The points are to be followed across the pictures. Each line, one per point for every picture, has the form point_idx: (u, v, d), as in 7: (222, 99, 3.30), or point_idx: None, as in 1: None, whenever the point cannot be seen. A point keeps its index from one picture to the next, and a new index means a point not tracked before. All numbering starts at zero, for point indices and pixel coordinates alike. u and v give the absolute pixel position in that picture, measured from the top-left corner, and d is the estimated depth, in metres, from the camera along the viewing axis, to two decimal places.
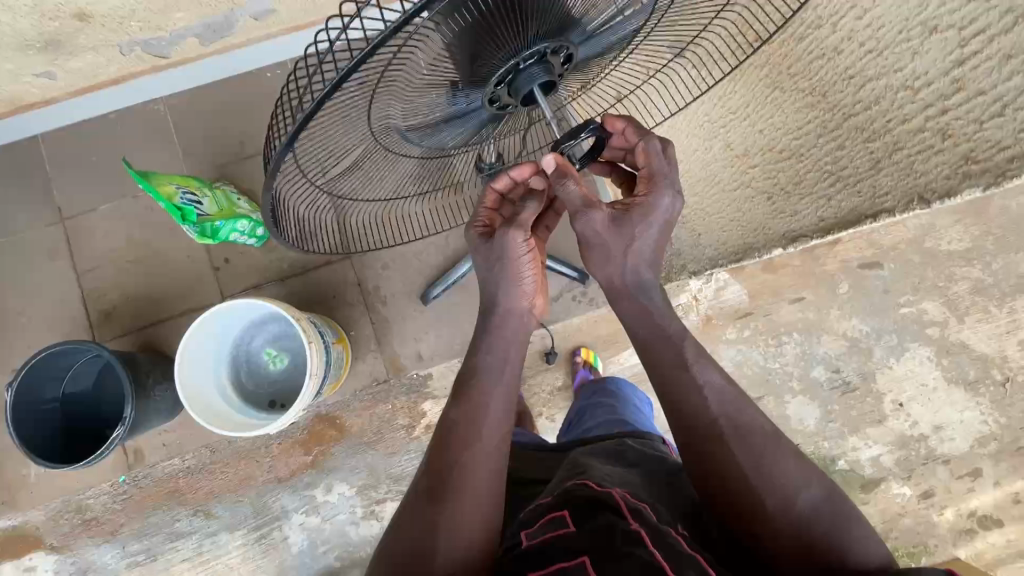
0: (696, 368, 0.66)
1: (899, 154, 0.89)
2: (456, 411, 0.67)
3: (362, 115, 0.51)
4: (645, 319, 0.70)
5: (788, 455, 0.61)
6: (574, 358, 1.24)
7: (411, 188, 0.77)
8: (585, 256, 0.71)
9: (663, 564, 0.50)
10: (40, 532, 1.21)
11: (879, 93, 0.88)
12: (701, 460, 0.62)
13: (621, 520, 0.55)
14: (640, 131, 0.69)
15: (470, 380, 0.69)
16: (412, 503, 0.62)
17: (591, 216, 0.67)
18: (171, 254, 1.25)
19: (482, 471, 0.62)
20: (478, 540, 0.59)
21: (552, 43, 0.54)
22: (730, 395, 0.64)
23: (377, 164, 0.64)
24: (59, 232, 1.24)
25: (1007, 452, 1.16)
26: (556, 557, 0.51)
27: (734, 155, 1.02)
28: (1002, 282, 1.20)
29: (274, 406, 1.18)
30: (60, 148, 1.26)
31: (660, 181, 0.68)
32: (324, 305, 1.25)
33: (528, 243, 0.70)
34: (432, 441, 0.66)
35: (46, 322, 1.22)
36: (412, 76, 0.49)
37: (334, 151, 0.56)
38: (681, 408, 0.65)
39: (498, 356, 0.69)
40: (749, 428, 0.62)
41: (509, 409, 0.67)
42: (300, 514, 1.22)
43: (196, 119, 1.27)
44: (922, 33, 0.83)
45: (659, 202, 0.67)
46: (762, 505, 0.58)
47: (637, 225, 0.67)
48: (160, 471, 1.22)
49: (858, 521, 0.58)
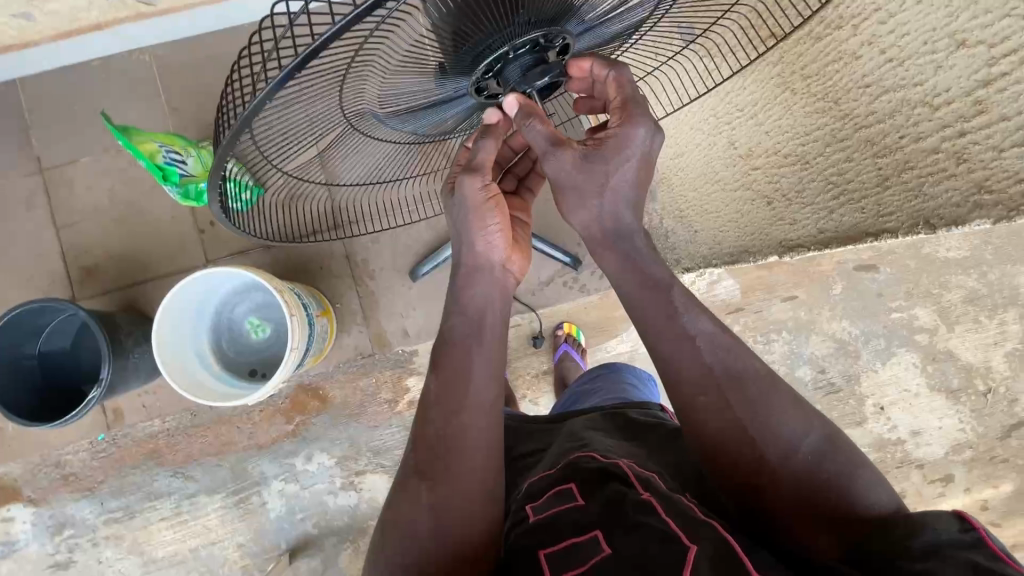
0: (684, 317, 0.60)
1: (909, 174, 0.75)
2: (438, 379, 0.61)
3: (331, 97, 0.48)
4: (627, 267, 0.64)
5: (784, 402, 0.55)
6: (557, 333, 1.22)
7: (392, 168, 0.75)
8: (558, 200, 0.66)
9: (680, 533, 0.47)
10: (18, 484, 1.20)
11: (895, 105, 0.75)
12: (690, 412, 0.58)
13: (630, 491, 0.53)
14: (609, 61, 0.60)
15: (451, 344, 0.63)
16: (403, 483, 0.58)
17: (558, 156, 0.61)
18: (155, 213, 1.21)
19: (471, 441, 0.58)
20: (477, 514, 0.56)
21: (547, 31, 0.52)
22: (721, 344, 0.59)
23: (352, 145, 0.62)
24: (37, 183, 1.20)
25: (981, 460, 1.17)
26: (567, 532, 0.50)
27: (739, 154, 0.98)
28: (995, 293, 1.18)
29: (254, 375, 1.16)
30: (39, 94, 1.19)
31: (633, 112, 0.60)
32: (311, 275, 1.22)
33: (486, 189, 0.65)
34: (416, 415, 0.61)
35: (24, 275, 1.19)
36: (384, 58, 0.46)
37: (300, 135, 0.53)
38: (667, 361, 0.60)
39: (466, 320, 0.64)
40: (744, 377, 0.57)
41: (495, 373, 0.62)
42: (279, 481, 1.22)
43: (184, 72, 1.20)
44: (949, 47, 0.69)
45: (633, 136, 0.60)
46: (759, 457, 0.54)
47: (612, 161, 0.61)
48: (140, 432, 1.21)
49: (865, 465, 0.53)
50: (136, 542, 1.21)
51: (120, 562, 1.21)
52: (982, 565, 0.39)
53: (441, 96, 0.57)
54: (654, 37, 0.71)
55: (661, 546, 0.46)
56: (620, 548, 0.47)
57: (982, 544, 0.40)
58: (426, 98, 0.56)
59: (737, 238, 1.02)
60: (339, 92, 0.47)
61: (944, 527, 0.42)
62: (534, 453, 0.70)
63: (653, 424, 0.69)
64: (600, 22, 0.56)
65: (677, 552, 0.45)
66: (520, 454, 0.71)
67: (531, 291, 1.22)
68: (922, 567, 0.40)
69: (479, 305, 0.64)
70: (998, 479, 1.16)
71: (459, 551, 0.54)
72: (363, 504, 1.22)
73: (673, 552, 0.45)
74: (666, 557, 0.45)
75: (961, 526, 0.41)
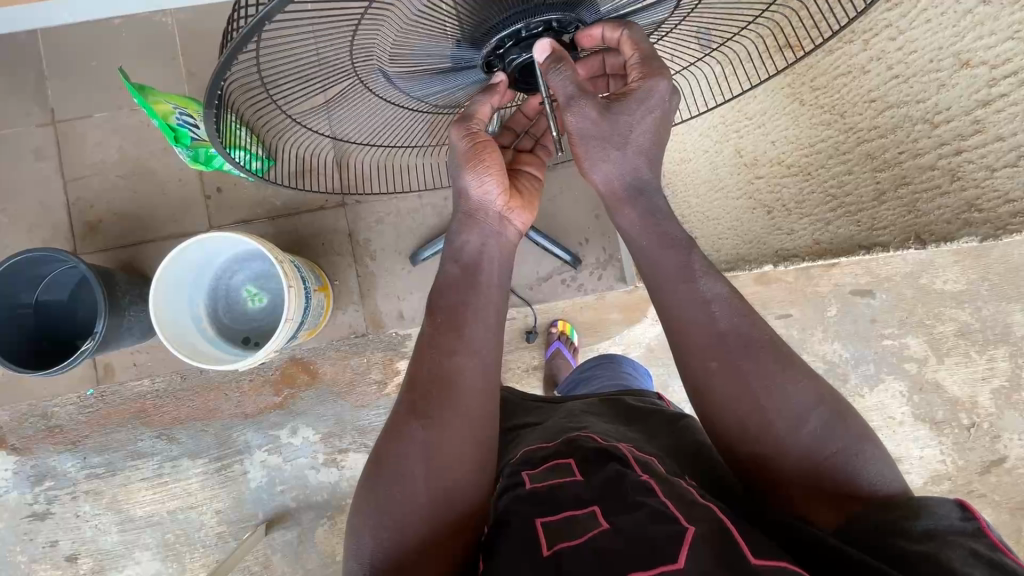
0: (702, 280, 0.60)
1: (905, 190, 0.85)
2: (437, 327, 0.62)
3: (343, 39, 0.47)
4: (648, 228, 0.64)
5: (797, 375, 0.55)
6: (551, 330, 1.23)
7: (383, 127, 0.73)
8: (578, 155, 0.65)
9: (676, 514, 0.48)
10: (3, 431, 1.21)
11: (897, 121, 0.84)
12: (703, 378, 0.58)
13: (629, 471, 0.54)
14: (619, 22, 0.57)
15: (453, 294, 0.63)
16: (395, 423, 0.58)
17: (582, 106, 0.61)
18: (163, 175, 1.21)
19: (467, 389, 0.59)
20: (466, 460, 0.57)
21: (562, 15, 0.54)
22: (738, 310, 0.59)
23: (348, 95, 0.61)
24: (49, 134, 1.20)
25: (958, 493, 1.18)
26: (565, 505, 0.51)
27: (742, 162, 0.95)
28: (988, 329, 1.19)
29: (247, 343, 1.16)
30: (59, 47, 1.20)
31: (652, 65, 0.59)
32: (312, 249, 1.23)
33: (473, 137, 0.65)
34: (414, 358, 0.62)
35: (28, 224, 1.20)
36: (402, 8, 0.45)
37: (299, 74, 0.52)
38: (683, 323, 0.60)
39: (461, 265, 0.65)
40: (758, 345, 0.57)
41: (493, 324, 0.63)
42: (263, 452, 1.23)
43: (204, 38, 1.21)
44: (952, 66, 0.79)
45: (655, 88, 0.60)
46: (767, 424, 0.54)
47: (634, 114, 0.62)
48: (129, 390, 1.22)
49: (870, 437, 0.54)
50: (115, 500, 1.22)
51: (97, 518, 1.21)
52: (980, 552, 0.41)
53: (452, 64, 0.58)
54: (672, 42, 0.71)
55: (657, 524, 0.47)
56: (619, 525, 0.48)
57: (981, 533, 0.42)
58: (437, 64, 0.57)
59: (733, 247, 0.99)
60: (351, 34, 0.46)
61: (946, 514, 0.44)
62: (528, 425, 0.71)
63: (653, 409, 0.70)
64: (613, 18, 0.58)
65: (674, 532, 0.46)
66: (515, 425, 0.71)
67: (529, 286, 1.23)
68: (923, 548, 0.42)
69: (474, 251, 0.66)
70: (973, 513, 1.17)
71: (447, 500, 0.55)
72: (343, 482, 1.23)
73: (671, 532, 0.46)
74: (662, 534, 0.45)
75: (962, 514, 0.43)
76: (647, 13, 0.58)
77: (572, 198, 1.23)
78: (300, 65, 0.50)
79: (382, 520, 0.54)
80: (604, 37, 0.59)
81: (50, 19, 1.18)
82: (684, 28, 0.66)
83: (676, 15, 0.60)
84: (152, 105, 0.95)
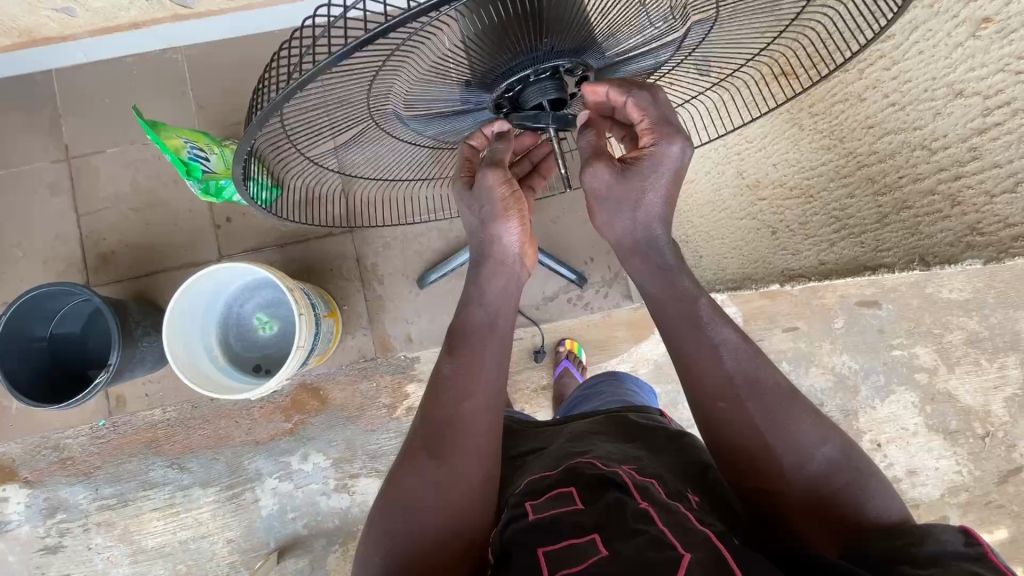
0: (709, 327, 0.61)
1: (907, 213, 0.86)
2: (452, 365, 0.64)
3: (358, 91, 0.50)
4: (657, 277, 0.66)
5: (805, 414, 0.56)
6: (559, 349, 1.24)
7: (391, 164, 0.76)
8: (592, 211, 0.69)
9: (674, 540, 0.47)
10: (15, 464, 1.21)
11: (895, 147, 0.86)
12: (711, 418, 0.59)
13: (629, 498, 0.53)
14: (624, 88, 0.60)
15: (468, 334, 0.66)
16: (407, 461, 0.59)
17: (597, 164, 0.64)
18: (176, 207, 1.24)
19: (474, 426, 0.60)
20: (480, 495, 0.58)
21: (569, 61, 0.55)
22: (745, 354, 0.60)
23: (361, 137, 0.64)
24: (63, 170, 1.23)
25: (976, 504, 1.17)
26: (566, 532, 0.49)
27: (745, 184, 1.01)
28: (997, 336, 1.19)
29: (258, 371, 1.17)
30: (72, 88, 1.24)
31: (663, 133, 0.62)
32: (320, 276, 1.25)
33: (508, 181, 0.66)
34: (430, 396, 0.63)
35: (41, 257, 1.22)
36: (415, 62, 0.48)
37: (317, 123, 0.55)
38: (689, 362, 0.61)
39: (484, 310, 0.67)
40: (763, 386, 0.58)
41: (502, 365, 0.65)
42: (274, 479, 1.23)
43: (213, 72, 1.24)
44: (947, 96, 0.80)
45: (670, 150, 0.62)
46: (774, 461, 0.55)
47: (648, 177, 0.64)
48: (140, 419, 1.22)
49: (876, 475, 0.54)
50: (126, 531, 1.22)
51: (108, 550, 1.21)
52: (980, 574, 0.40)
53: (463, 106, 0.61)
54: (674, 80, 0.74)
55: (656, 550, 0.46)
56: (618, 551, 0.47)
57: (985, 557, 0.42)
58: (448, 106, 0.60)
59: (740, 266, 1.03)
60: (367, 87, 0.49)
61: (949, 539, 0.43)
62: (532, 450, 0.71)
63: (656, 426, 0.71)
64: (621, 59, 0.59)
65: (671, 558, 0.45)
66: (519, 452, 0.72)
67: (535, 306, 1.24)
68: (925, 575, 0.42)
69: (495, 293, 0.68)
70: (993, 524, 1.16)
71: (456, 527, 0.56)
72: (354, 508, 1.22)
73: (669, 557, 0.45)
74: (660, 560, 0.45)
75: (965, 539, 0.43)
76: (656, 52, 0.59)
77: (577, 219, 1.24)
78: (316, 115, 0.53)
79: (391, 545, 0.55)
80: (608, 96, 0.62)
81: (63, 59, 1.21)
82: (686, 66, 0.68)
83: (676, 55, 0.62)
84: (163, 140, 0.97)
